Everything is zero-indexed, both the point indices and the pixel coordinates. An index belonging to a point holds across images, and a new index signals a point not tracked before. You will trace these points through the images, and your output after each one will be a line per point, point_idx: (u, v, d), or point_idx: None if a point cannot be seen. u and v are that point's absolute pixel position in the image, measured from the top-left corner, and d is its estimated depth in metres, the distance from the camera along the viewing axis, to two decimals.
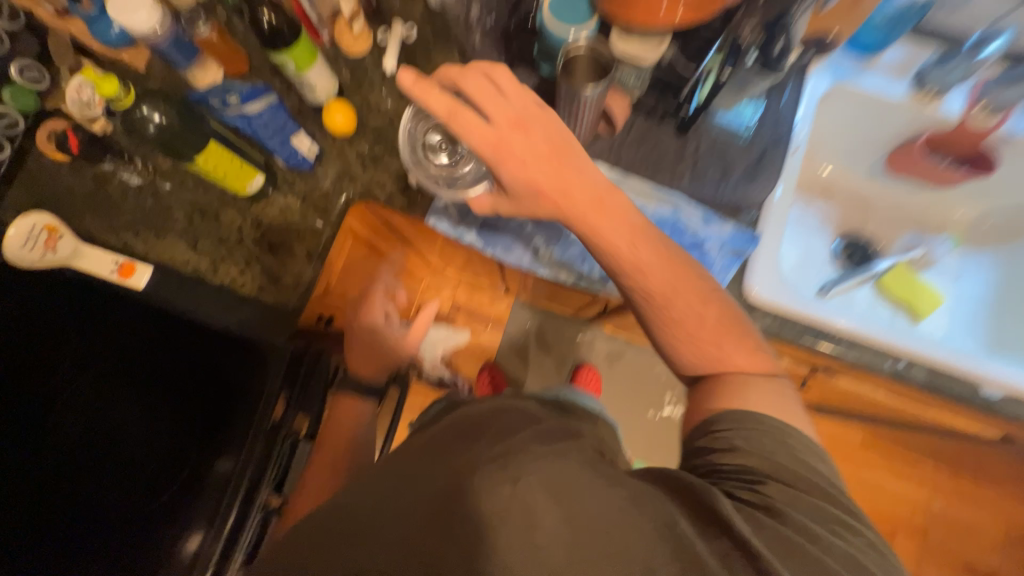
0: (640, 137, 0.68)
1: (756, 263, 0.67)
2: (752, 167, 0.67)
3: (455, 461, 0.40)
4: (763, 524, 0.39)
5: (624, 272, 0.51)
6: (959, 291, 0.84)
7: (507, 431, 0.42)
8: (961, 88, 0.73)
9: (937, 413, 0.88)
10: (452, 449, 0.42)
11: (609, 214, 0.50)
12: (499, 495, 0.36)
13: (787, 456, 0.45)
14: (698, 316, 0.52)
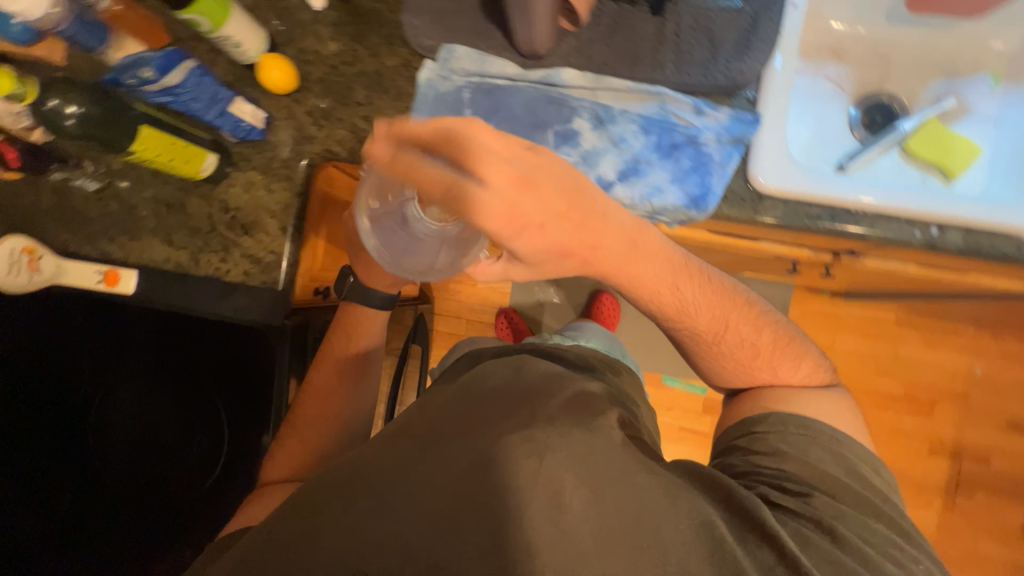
0: (611, 25, 0.60)
1: (760, 146, 0.59)
2: (744, 36, 0.59)
3: (488, 436, 0.46)
4: (800, 532, 0.47)
5: (690, 321, 0.59)
6: (999, 139, 0.74)
7: (548, 416, 0.47)
8: None
9: (976, 279, 0.81)
10: (458, 401, 0.52)
11: (657, 273, 0.54)
12: (526, 465, 0.43)
13: (832, 475, 0.53)
14: (748, 345, 0.61)
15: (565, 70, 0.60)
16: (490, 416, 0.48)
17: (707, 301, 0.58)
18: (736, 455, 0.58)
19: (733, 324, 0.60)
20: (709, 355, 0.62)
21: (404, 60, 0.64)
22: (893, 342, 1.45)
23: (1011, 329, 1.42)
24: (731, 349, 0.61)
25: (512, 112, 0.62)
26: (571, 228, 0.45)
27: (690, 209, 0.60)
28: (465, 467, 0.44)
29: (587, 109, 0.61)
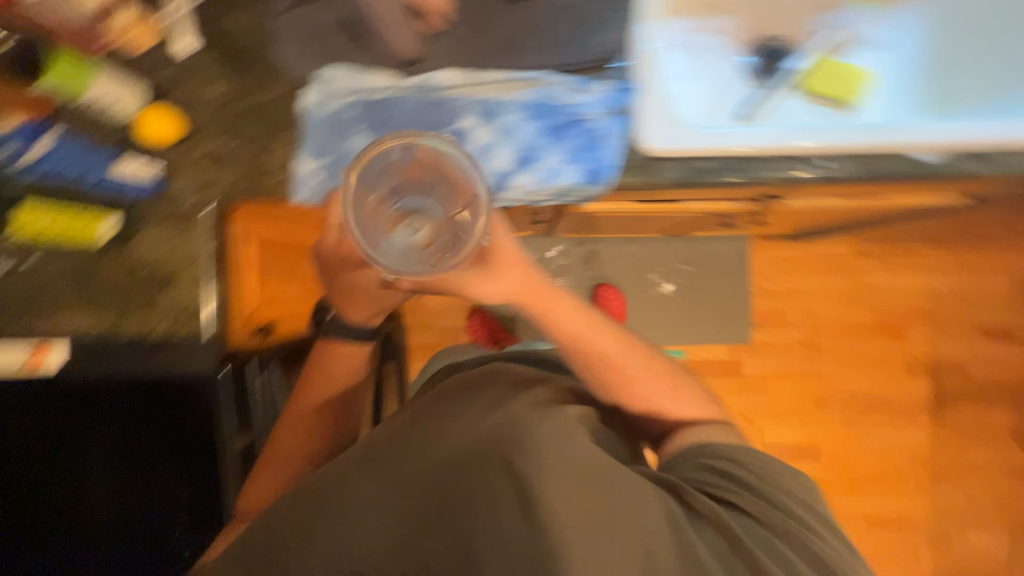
0: (479, 21, 0.61)
1: (642, 111, 0.60)
2: (601, 11, 0.61)
3: (482, 396, 0.67)
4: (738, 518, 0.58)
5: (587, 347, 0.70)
6: (890, 62, 0.76)
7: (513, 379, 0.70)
8: None
9: (899, 201, 0.82)
10: (432, 417, 0.66)
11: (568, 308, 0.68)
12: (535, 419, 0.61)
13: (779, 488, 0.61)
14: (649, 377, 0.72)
15: (441, 72, 0.61)
16: (465, 406, 0.67)
17: (605, 330, 0.71)
18: (692, 454, 0.66)
19: (638, 356, 0.72)
20: (622, 385, 0.70)
21: (288, 89, 0.64)
22: (856, 273, 1.48)
23: (965, 240, 1.45)
24: (641, 379, 0.71)
25: (400, 122, 0.62)
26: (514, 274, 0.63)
27: (590, 186, 0.61)
28: (436, 464, 0.61)
29: (472, 106, 0.61)
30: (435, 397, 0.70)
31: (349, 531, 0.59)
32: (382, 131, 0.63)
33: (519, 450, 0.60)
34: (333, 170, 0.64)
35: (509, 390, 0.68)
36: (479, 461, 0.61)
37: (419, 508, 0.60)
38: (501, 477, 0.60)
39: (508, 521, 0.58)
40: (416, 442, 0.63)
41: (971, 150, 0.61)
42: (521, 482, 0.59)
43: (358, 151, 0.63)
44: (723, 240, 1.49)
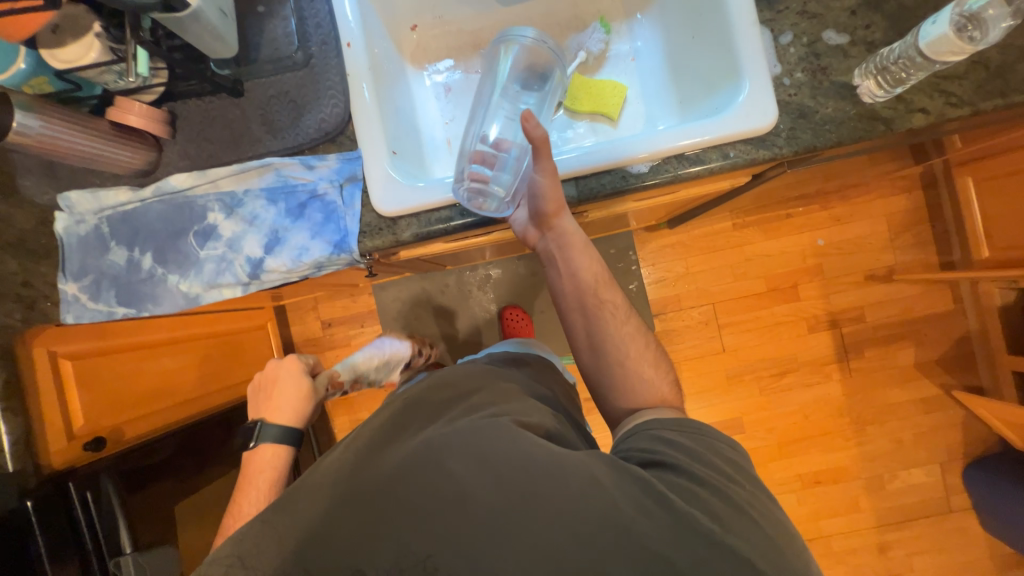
0: (202, 121, 0.63)
1: (371, 176, 0.63)
2: (317, 88, 0.63)
3: (441, 412, 0.65)
4: (672, 481, 0.52)
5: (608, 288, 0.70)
6: (641, 70, 0.80)
7: (468, 392, 0.68)
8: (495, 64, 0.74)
9: (686, 194, 0.86)
10: (401, 425, 0.63)
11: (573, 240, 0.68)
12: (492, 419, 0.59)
13: (708, 442, 0.58)
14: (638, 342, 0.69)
15: (173, 177, 0.63)
16: (431, 415, 0.65)
17: (611, 293, 0.70)
18: (641, 436, 0.60)
19: (627, 325, 0.69)
20: (611, 365, 0.68)
21: (40, 218, 0.66)
22: (740, 246, 1.52)
23: (836, 194, 1.50)
24: (630, 347, 0.68)
25: (150, 229, 0.65)
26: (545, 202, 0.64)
27: (338, 255, 0.63)
28: (404, 457, 0.55)
29: (212, 202, 0.64)
30: (407, 397, 0.68)
31: (327, 513, 0.52)
32: (134, 242, 0.64)
33: (476, 435, 0.55)
34: (94, 288, 0.65)
35: (452, 394, 0.68)
36: (444, 445, 0.55)
37: (397, 479, 0.52)
38: (470, 456, 0.53)
39: (464, 491, 0.50)
40: (365, 454, 0.58)
41: (678, 156, 0.63)
42: (475, 454, 0.53)
43: (115, 264, 0.65)
44: (609, 238, 1.53)
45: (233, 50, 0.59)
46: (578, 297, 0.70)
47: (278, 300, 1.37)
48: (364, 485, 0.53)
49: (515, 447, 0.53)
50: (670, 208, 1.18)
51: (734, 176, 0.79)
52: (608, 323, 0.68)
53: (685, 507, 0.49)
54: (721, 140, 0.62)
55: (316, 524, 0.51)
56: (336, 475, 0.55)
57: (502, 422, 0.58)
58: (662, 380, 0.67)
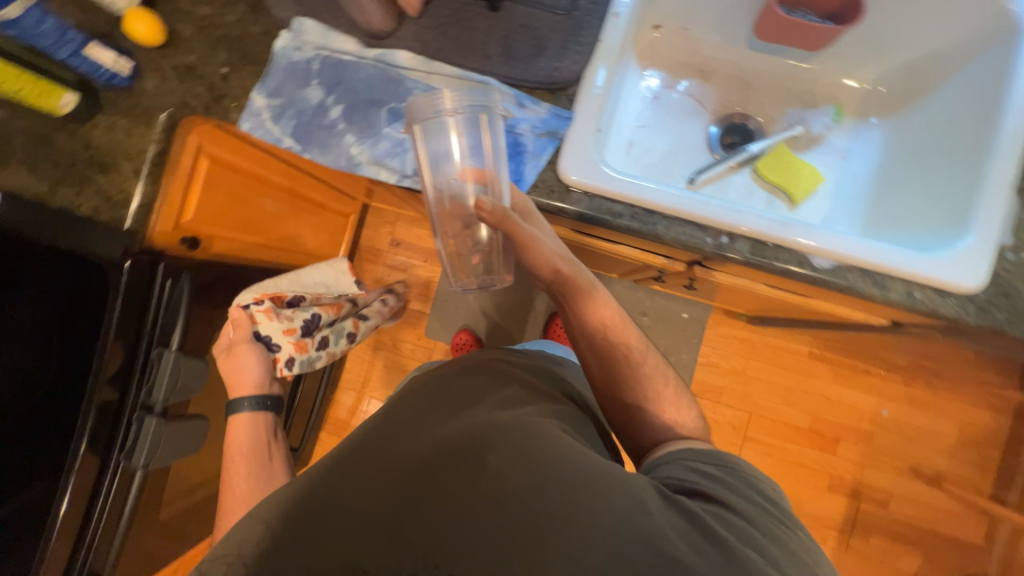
0: (449, 16, 0.65)
1: (572, 142, 0.63)
2: (567, 37, 0.64)
3: (454, 401, 0.58)
4: (726, 520, 0.47)
5: (616, 335, 0.66)
6: (844, 170, 0.76)
7: (493, 385, 0.61)
8: (436, 152, 0.59)
9: (820, 305, 0.82)
10: (426, 408, 0.58)
11: (583, 290, 0.64)
12: (535, 415, 0.55)
13: (750, 479, 0.54)
14: (662, 377, 0.68)
15: (400, 53, 0.65)
16: (459, 396, 0.59)
17: (627, 331, 0.67)
18: (670, 466, 0.57)
19: (652, 362, 0.68)
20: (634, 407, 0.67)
21: (266, 29, 0.69)
22: (805, 375, 1.47)
23: (924, 374, 1.43)
24: (657, 381, 0.67)
25: (352, 85, 0.66)
26: (543, 263, 0.60)
27: None
28: (444, 440, 0.51)
29: (419, 90, 0.65)
30: (436, 379, 0.64)
31: (342, 482, 0.48)
32: (335, 88, 0.66)
33: (517, 434, 0.50)
34: (278, 112, 0.67)
35: (487, 379, 0.62)
36: (488, 433, 0.50)
37: (435, 461, 0.48)
38: (510, 452, 0.48)
39: (498, 469, 0.47)
40: (380, 437, 0.54)
41: (864, 268, 0.61)
42: (521, 452, 0.48)
43: (307, 100, 0.67)
44: (685, 302, 1.50)
45: None
46: (592, 340, 0.67)
47: (370, 200, 1.39)
48: (392, 464, 0.49)
49: (553, 455, 0.48)
50: (770, 307, 1.14)
51: (881, 313, 0.75)
52: (626, 369, 0.66)
53: (739, 546, 0.44)
54: (912, 277, 0.59)
55: (334, 503, 0.46)
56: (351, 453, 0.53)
57: (536, 421, 0.53)
58: (686, 416, 0.66)
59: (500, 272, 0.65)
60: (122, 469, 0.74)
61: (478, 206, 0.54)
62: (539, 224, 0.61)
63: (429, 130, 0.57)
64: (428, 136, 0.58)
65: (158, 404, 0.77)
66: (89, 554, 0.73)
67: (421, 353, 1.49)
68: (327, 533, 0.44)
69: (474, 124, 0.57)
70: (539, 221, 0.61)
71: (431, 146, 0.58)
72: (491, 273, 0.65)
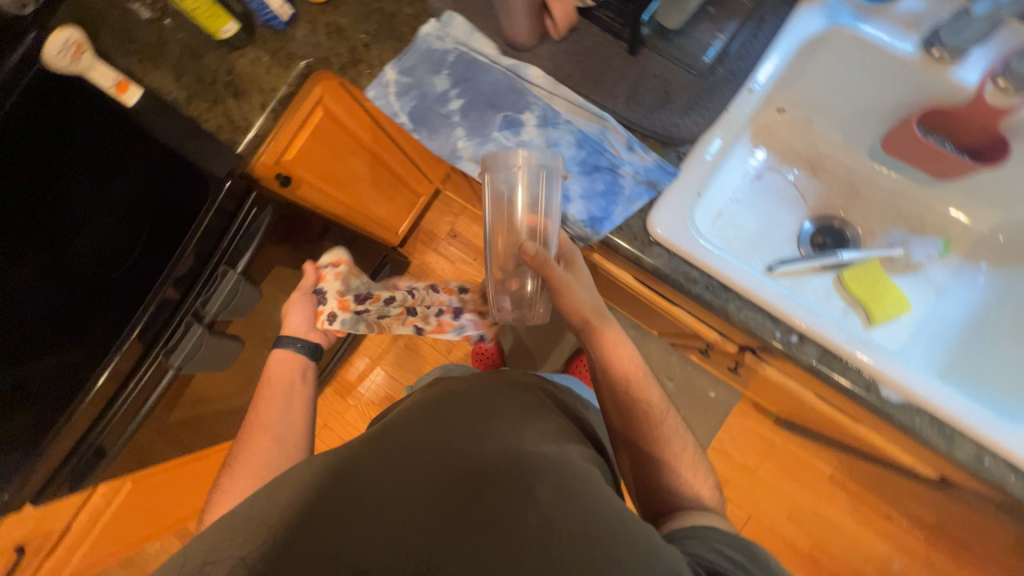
0: (588, 48, 0.68)
1: (669, 197, 0.63)
2: (695, 97, 0.65)
3: (494, 409, 0.57)
4: None
5: (638, 391, 0.65)
6: (935, 307, 0.72)
7: (539, 411, 0.59)
8: (497, 199, 0.64)
9: (869, 435, 0.77)
10: (467, 407, 0.57)
11: (611, 342, 0.66)
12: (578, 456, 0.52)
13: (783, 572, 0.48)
14: (685, 448, 0.64)
15: (531, 68, 0.68)
16: (497, 410, 0.57)
17: (648, 389, 0.66)
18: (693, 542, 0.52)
19: (675, 431, 0.65)
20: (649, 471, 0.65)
21: (416, 13, 0.74)
22: (820, 498, 1.37)
23: (950, 542, 1.32)
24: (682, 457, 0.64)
25: (477, 85, 0.70)
26: (575, 309, 0.63)
27: (585, 227, 0.64)
28: (488, 454, 0.49)
29: (538, 107, 0.67)
30: (472, 385, 0.62)
31: (367, 462, 0.50)
32: (461, 83, 0.70)
33: (566, 469, 0.47)
34: (403, 89, 0.71)
35: (525, 404, 0.60)
36: (534, 462, 0.47)
37: (465, 472, 0.47)
38: (558, 487, 0.45)
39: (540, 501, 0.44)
40: (408, 428, 0.55)
41: (935, 415, 0.57)
42: (567, 489, 0.45)
43: (432, 87, 0.71)
44: (714, 381, 1.45)
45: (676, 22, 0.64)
46: (614, 387, 0.66)
47: (445, 188, 1.43)
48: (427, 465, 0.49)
49: (598, 504, 0.44)
50: (806, 415, 1.08)
51: (937, 466, 0.70)
52: (645, 428, 0.64)
53: None
54: (985, 441, 0.55)
55: (365, 489, 0.48)
56: (376, 438, 0.54)
57: (583, 463, 0.51)
58: (705, 484, 0.61)
59: (533, 311, 0.70)
60: (157, 363, 0.79)
61: (523, 249, 0.58)
62: (581, 276, 0.65)
63: (497, 179, 0.62)
64: (495, 183, 0.63)
65: (207, 315, 0.81)
66: (104, 429, 0.78)
67: (442, 344, 1.50)
68: (347, 508, 0.46)
69: (538, 179, 0.61)
70: (578, 269, 0.65)
71: (495, 193, 0.63)
72: (525, 312, 0.70)
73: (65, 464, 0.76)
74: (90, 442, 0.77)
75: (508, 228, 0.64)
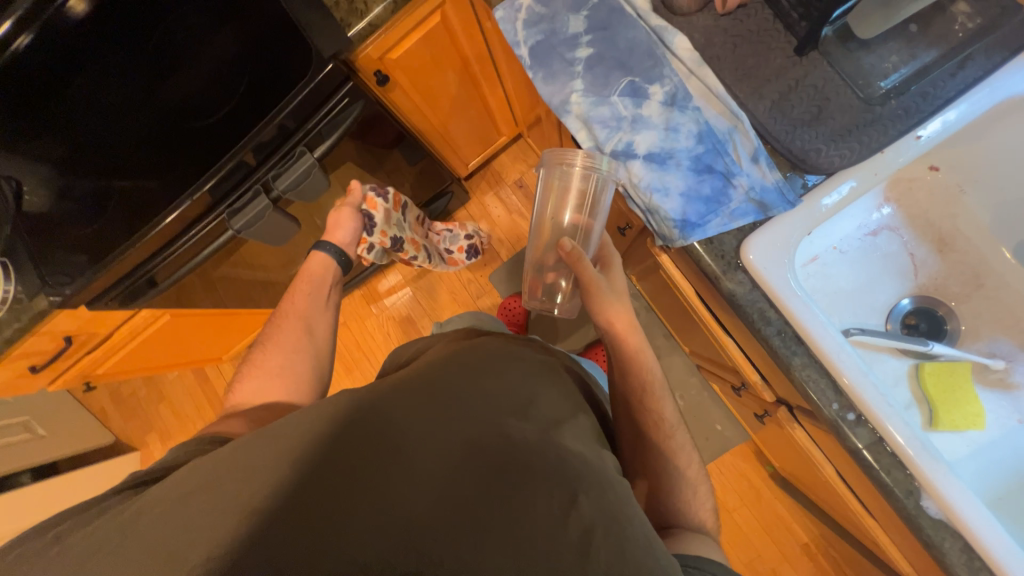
0: (748, 34, 0.60)
1: (775, 225, 0.57)
2: (851, 126, 0.56)
3: (528, 386, 0.55)
4: None
5: (654, 402, 0.62)
6: (1013, 435, 0.65)
7: (571, 401, 0.58)
8: (545, 195, 0.65)
9: (877, 532, 0.72)
10: (503, 370, 0.56)
11: (636, 346, 0.64)
12: (612, 468, 0.50)
13: None
14: (694, 471, 0.62)
15: (680, 37, 0.60)
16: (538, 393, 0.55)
17: (665, 402, 0.63)
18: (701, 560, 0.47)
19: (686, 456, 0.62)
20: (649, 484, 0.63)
21: None
22: (784, 559, 1.35)
23: None
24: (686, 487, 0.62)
25: (614, 39, 0.63)
26: (606, 307, 0.63)
27: (675, 228, 0.59)
28: (529, 437, 0.47)
29: (671, 82, 0.61)
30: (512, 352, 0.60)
31: (395, 394, 0.49)
32: (596, 31, 0.63)
33: (607, 489, 0.46)
34: (534, 20, 0.65)
35: (564, 392, 0.59)
36: (576, 469, 0.46)
37: (487, 438, 0.46)
38: (602, 506, 0.43)
39: (578, 514, 0.42)
40: (440, 373, 0.53)
41: (971, 547, 0.52)
42: (605, 505, 0.43)
43: (564, 26, 0.65)
44: (725, 415, 1.42)
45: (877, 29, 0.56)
46: (628, 392, 0.63)
47: (528, 135, 1.36)
48: (462, 418, 0.47)
49: (639, 532, 0.42)
50: (810, 483, 1.04)
51: None
52: (651, 440, 0.61)
53: None
54: None
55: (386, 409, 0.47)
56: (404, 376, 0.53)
57: (619, 480, 0.49)
58: (703, 507, 0.60)
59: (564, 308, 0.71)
60: (219, 217, 0.81)
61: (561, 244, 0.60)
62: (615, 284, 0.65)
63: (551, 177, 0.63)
64: (545, 178, 0.63)
65: (276, 190, 0.82)
66: (162, 262, 0.83)
67: (474, 289, 1.50)
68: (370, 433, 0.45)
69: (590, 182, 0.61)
70: (615, 276, 0.66)
71: (545, 188, 0.64)
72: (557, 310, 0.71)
73: (124, 282, 0.82)
74: (146, 270, 0.82)
75: (553, 226, 0.65)
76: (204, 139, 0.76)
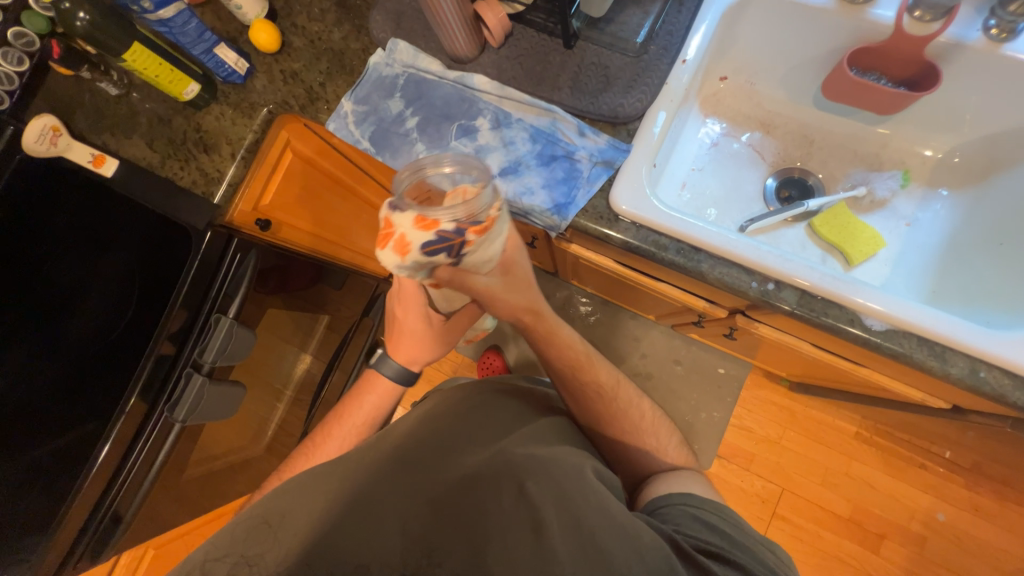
0: (527, 50, 0.73)
1: (625, 172, 0.65)
2: (633, 77, 0.69)
3: (487, 431, 0.60)
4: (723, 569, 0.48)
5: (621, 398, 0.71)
6: (908, 237, 0.74)
7: (529, 420, 0.64)
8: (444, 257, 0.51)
9: (871, 375, 0.76)
10: (472, 425, 0.61)
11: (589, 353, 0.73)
12: (575, 455, 0.58)
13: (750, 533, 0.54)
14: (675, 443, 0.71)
15: (477, 77, 0.72)
16: (495, 417, 0.63)
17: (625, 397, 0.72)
18: (672, 511, 0.57)
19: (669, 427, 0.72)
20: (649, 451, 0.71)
21: (364, 46, 0.79)
22: (849, 456, 1.34)
23: (988, 482, 1.28)
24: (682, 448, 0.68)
25: (430, 101, 0.73)
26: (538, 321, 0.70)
27: (552, 214, 0.65)
28: (483, 463, 0.55)
29: (489, 110, 0.71)
30: (462, 397, 0.66)
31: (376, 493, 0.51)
32: (414, 102, 0.74)
33: (557, 466, 0.54)
34: (361, 117, 0.75)
35: (522, 414, 0.66)
36: (528, 465, 0.54)
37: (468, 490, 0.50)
38: (553, 487, 0.51)
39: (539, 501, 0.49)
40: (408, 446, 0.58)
41: (922, 337, 0.57)
42: (565, 496, 0.50)
43: (388, 110, 0.75)
44: (722, 357, 1.44)
45: (603, 11, 0.70)
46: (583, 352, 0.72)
47: None
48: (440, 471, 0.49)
49: (597, 506, 0.49)
50: (816, 373, 1.07)
51: (943, 392, 0.69)
52: (635, 428, 0.70)
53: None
54: (979, 355, 0.55)
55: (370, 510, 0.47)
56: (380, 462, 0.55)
57: (582, 465, 0.56)
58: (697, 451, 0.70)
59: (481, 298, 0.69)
60: (163, 417, 0.79)
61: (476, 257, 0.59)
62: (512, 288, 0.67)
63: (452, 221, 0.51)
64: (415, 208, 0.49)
65: (206, 364, 0.81)
66: (117, 495, 0.77)
67: (447, 364, 1.46)
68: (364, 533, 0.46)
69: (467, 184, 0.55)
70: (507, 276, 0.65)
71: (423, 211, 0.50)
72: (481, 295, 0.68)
73: (82, 537, 0.76)
74: (107, 506, 0.77)
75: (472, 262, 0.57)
76: (129, 355, 0.79)
